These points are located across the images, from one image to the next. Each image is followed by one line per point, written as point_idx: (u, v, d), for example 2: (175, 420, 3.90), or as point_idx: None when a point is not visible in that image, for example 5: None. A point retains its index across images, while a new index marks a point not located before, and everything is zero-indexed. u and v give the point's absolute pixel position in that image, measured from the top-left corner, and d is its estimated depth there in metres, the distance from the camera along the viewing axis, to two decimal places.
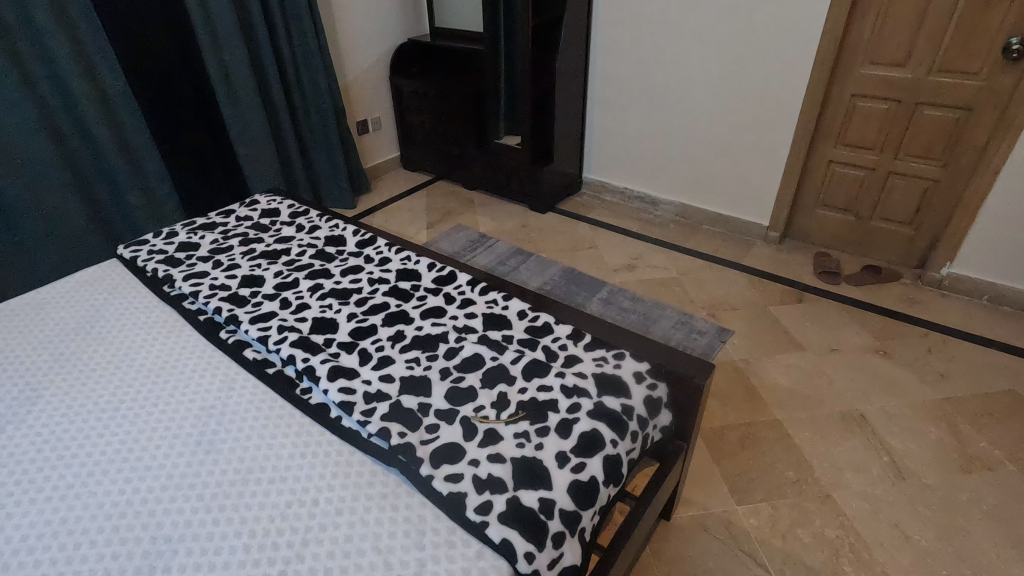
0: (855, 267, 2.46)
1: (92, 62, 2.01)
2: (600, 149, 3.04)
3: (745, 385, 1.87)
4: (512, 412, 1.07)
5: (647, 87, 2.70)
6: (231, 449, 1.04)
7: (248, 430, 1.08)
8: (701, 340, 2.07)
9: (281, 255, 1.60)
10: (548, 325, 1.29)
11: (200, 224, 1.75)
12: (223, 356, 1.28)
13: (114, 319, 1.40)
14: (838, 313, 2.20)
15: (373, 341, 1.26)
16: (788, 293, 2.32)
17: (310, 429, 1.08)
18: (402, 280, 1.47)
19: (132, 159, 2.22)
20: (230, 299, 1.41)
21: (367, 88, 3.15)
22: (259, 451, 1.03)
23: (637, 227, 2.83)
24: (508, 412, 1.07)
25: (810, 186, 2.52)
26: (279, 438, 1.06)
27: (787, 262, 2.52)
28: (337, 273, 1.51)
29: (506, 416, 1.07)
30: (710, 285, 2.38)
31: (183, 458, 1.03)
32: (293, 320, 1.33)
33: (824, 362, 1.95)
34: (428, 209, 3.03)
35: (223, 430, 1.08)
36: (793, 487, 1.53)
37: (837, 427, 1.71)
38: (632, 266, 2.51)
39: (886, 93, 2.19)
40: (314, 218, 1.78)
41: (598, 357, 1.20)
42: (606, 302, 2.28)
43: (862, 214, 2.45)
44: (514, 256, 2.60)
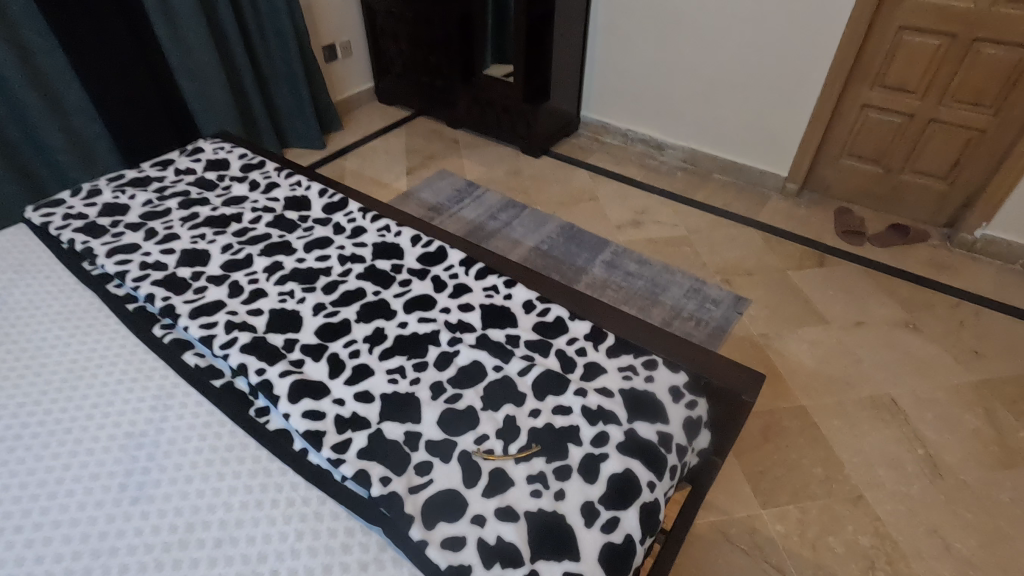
0: (879, 226, 2.24)
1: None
2: (602, 84, 2.69)
3: (765, 365, 1.69)
4: (524, 446, 0.86)
5: (661, 12, 2.34)
6: (166, 499, 0.81)
7: (189, 468, 0.85)
8: (716, 310, 1.87)
9: (231, 222, 1.31)
10: (561, 321, 1.07)
11: (130, 179, 1.44)
12: (157, 359, 1.02)
13: (19, 307, 1.11)
14: (862, 279, 2.01)
15: (346, 343, 1.02)
16: (808, 256, 2.11)
17: (268, 467, 0.85)
18: (381, 258, 1.21)
19: (47, 91, 1.84)
20: (167, 283, 1.13)
21: (333, 6, 2.70)
22: (201, 502, 0.80)
23: (641, 175, 2.56)
24: (519, 447, 0.86)
25: (837, 133, 2.25)
26: (228, 480, 0.83)
27: (805, 218, 2.30)
28: (300, 248, 1.24)
29: (517, 450, 0.86)
30: (722, 245, 2.16)
31: (103, 509, 0.80)
32: (245, 313, 1.07)
33: (849, 338, 1.78)
34: (408, 151, 2.70)
35: (156, 470, 0.84)
36: (821, 486, 1.39)
37: (867, 414, 1.56)
38: (637, 222, 2.26)
39: (939, 27, 1.89)
40: (270, 172, 1.47)
41: (625, 366, 0.98)
42: (609, 264, 2.05)
43: (892, 166, 2.21)
44: (506, 209, 2.33)
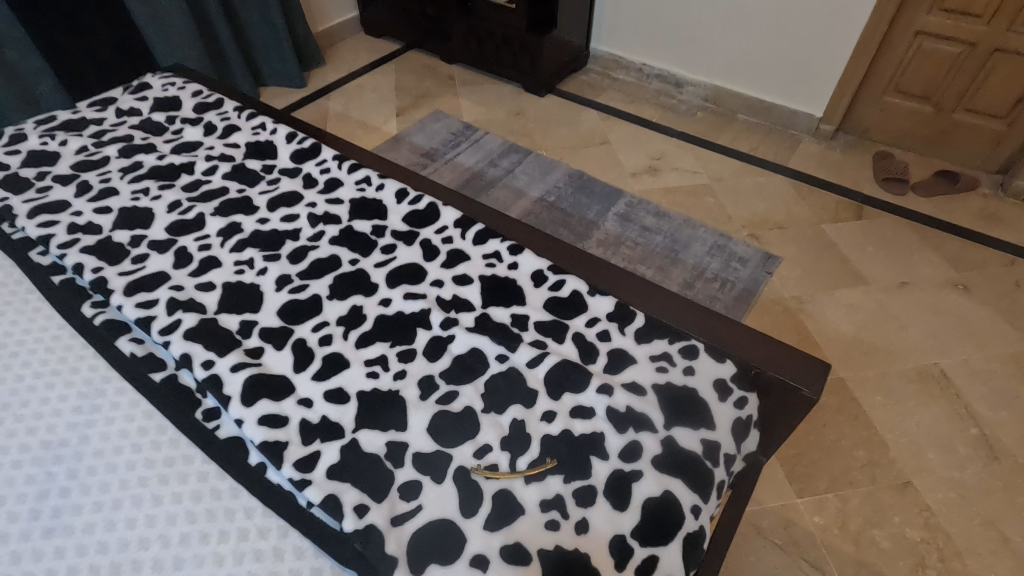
0: (924, 172, 2.01)
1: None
2: (614, 11, 2.39)
3: (799, 332, 1.51)
4: (535, 461, 0.69)
5: None
6: (87, 531, 0.64)
7: (118, 489, 0.68)
8: (743, 270, 1.67)
9: (181, 174, 1.09)
10: (579, 296, 0.88)
11: (62, 121, 1.21)
12: (84, 346, 0.83)
13: None
14: (905, 234, 1.80)
15: (316, 326, 0.83)
16: (845, 207, 1.89)
17: (216, 488, 0.68)
18: (360, 218, 1.00)
19: None
20: (100, 250, 0.93)
21: None
22: (131, 535, 0.64)
23: (658, 116, 2.30)
24: (530, 463, 0.69)
25: (883, 67, 1.98)
26: (167, 505, 0.66)
27: (841, 164, 2.06)
28: (264, 206, 1.03)
29: (528, 466, 0.69)
30: (749, 195, 1.94)
31: (8, 545, 0.63)
32: (193, 288, 0.88)
33: (892, 301, 1.59)
34: (398, 90, 2.42)
35: (76, 492, 0.68)
36: (863, 472, 1.24)
37: (913, 388, 1.39)
38: (654, 170, 2.03)
39: None
40: (229, 113, 1.24)
41: (659, 355, 0.80)
42: (623, 218, 1.83)
43: (944, 104, 1.96)
44: (507, 154, 2.09)
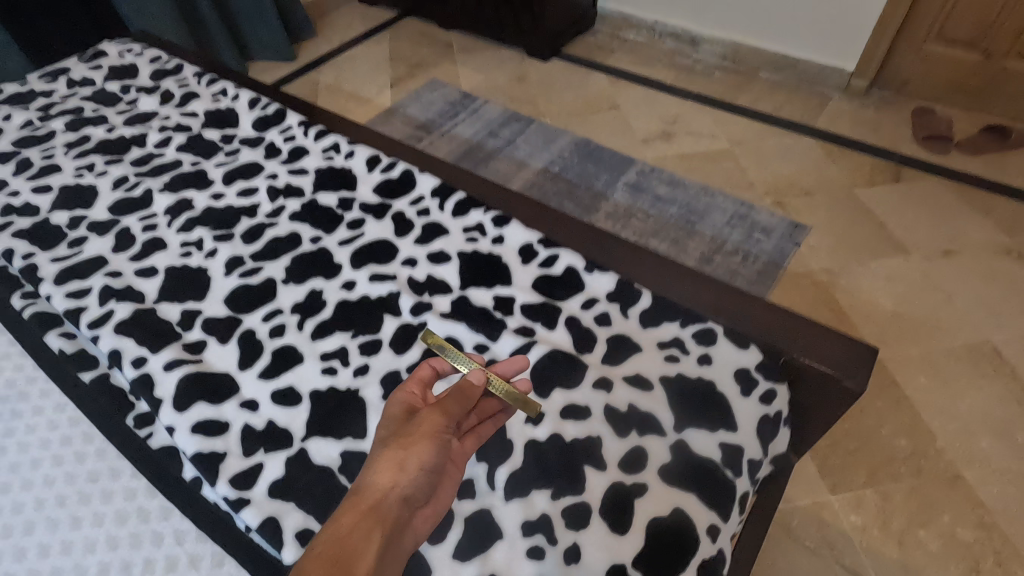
0: (969, 128, 1.81)
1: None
2: None
3: (830, 308, 1.36)
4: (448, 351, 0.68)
5: None
6: (64, 552, 0.58)
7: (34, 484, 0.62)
8: (766, 242, 1.52)
9: (131, 148, 0.98)
10: (574, 274, 0.77)
11: (9, 94, 1.10)
12: (11, 343, 0.74)
13: None
14: (949, 196, 1.62)
15: (268, 315, 0.75)
16: (880, 169, 1.71)
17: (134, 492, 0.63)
18: (326, 192, 0.89)
19: None
20: (33, 233, 0.83)
21: None
22: (89, 560, 0.57)
23: (672, 76, 2.12)
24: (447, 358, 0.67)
25: (924, 12, 1.77)
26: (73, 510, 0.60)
27: (875, 122, 1.87)
28: (218, 179, 0.92)
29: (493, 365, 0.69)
30: (773, 159, 1.77)
31: None
32: (131, 275, 0.79)
33: (935, 271, 1.43)
34: (392, 59, 2.30)
35: (8, 510, 0.61)
36: (907, 464, 1.10)
37: (963, 369, 1.24)
38: (667, 135, 1.87)
39: None
40: (189, 79, 1.12)
41: (668, 343, 0.70)
42: (633, 187, 1.69)
43: (994, 51, 1.75)
44: (508, 123, 1.95)
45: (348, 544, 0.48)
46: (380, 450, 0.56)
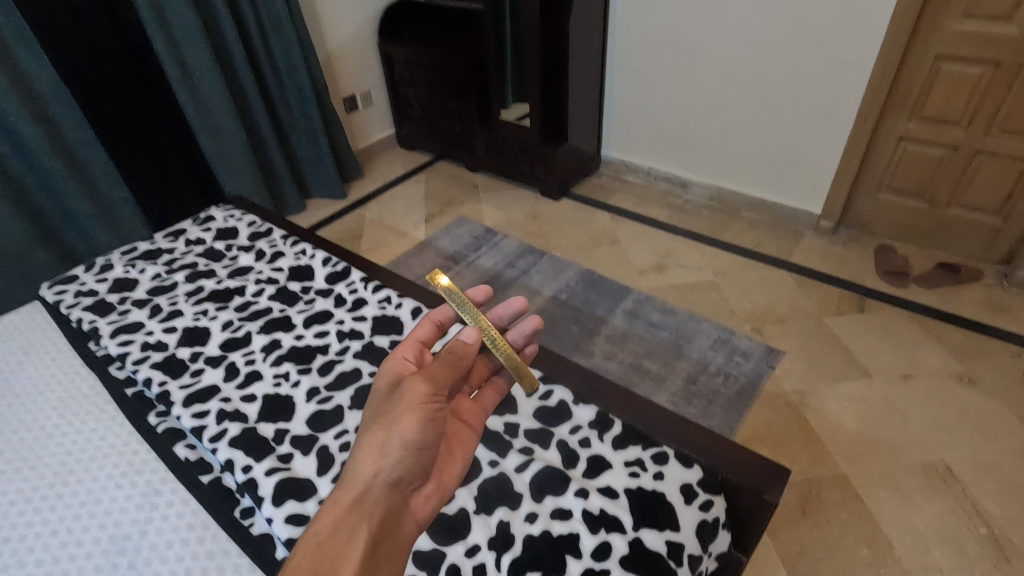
0: (925, 264, 2.08)
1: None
2: (622, 123, 2.65)
3: (802, 426, 1.56)
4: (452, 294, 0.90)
5: (681, 51, 2.28)
6: None
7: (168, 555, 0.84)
8: (746, 365, 1.75)
9: (234, 297, 1.30)
10: (565, 405, 0.99)
11: (143, 251, 1.46)
12: (148, 451, 1.00)
13: (24, 394, 1.12)
14: (908, 326, 1.85)
15: (338, 433, 0.98)
16: (846, 300, 1.97)
17: (238, 565, 0.83)
18: (380, 334, 1.18)
19: (71, 157, 1.85)
20: (165, 365, 1.12)
21: (351, 58, 2.76)
22: None
23: (665, 215, 2.47)
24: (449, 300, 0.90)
25: (874, 167, 2.11)
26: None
27: (843, 257, 2.15)
28: (299, 323, 1.21)
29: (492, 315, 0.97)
30: (753, 289, 2.04)
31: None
32: (238, 400, 1.05)
33: (895, 393, 1.63)
34: (427, 198, 2.71)
35: None
36: (869, 571, 1.25)
37: (919, 484, 1.41)
38: (660, 267, 2.17)
39: (982, 55, 1.75)
40: (277, 241, 1.47)
41: (633, 460, 0.90)
42: (631, 314, 1.96)
43: (938, 200, 2.05)
44: (524, 256, 2.28)
45: (343, 524, 0.65)
46: (370, 433, 0.73)
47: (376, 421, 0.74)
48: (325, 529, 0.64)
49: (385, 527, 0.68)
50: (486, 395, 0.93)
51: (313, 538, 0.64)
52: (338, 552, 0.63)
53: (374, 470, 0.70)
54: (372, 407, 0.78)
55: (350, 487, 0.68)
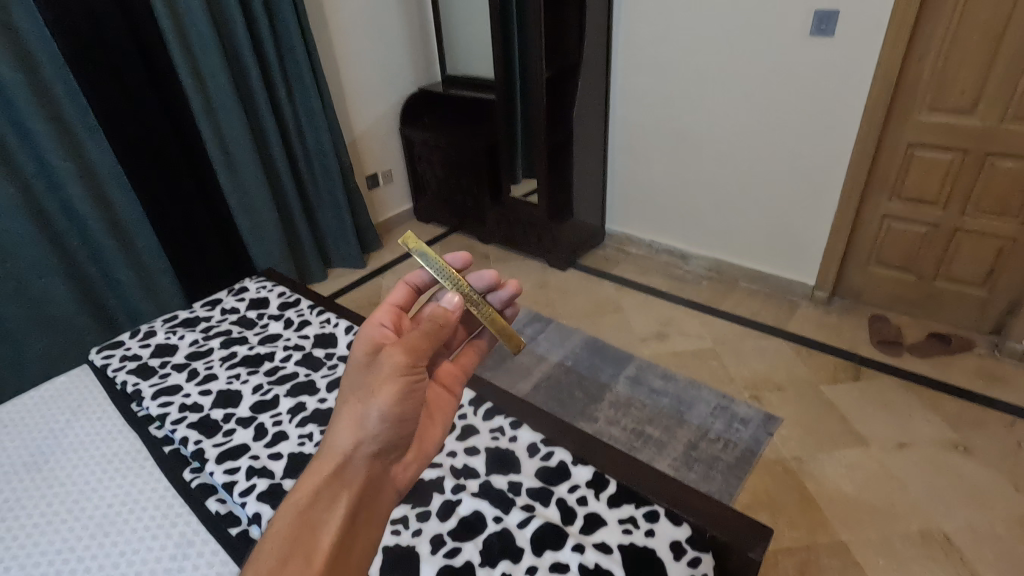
0: (917, 334, 2.16)
1: (69, 125, 1.85)
2: (624, 199, 2.84)
3: (800, 492, 1.60)
4: (427, 257, 0.84)
5: (676, 136, 2.48)
6: None
7: None
8: (745, 431, 1.81)
9: (264, 362, 1.42)
10: (564, 466, 1.08)
11: (182, 319, 1.61)
12: (182, 505, 1.09)
13: (71, 451, 1.23)
14: (903, 394, 1.91)
15: None
16: (842, 368, 2.04)
17: None
18: None
19: (121, 232, 2.04)
20: (200, 425, 1.23)
21: (375, 141, 3.02)
22: None
23: (667, 285, 2.60)
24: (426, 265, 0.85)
25: (862, 241, 2.24)
26: None
27: (838, 326, 2.24)
28: (323, 387, 1.33)
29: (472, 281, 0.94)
30: (751, 357, 2.13)
31: None
32: (266, 457, 1.15)
33: (892, 460, 1.68)
34: None
35: None
36: None
37: (917, 552, 1.43)
38: (662, 335, 2.28)
39: (950, 143, 1.91)
40: (304, 310, 1.61)
41: (626, 518, 0.97)
42: (633, 381, 2.04)
43: (924, 273, 2.16)
44: (532, 323, 2.40)
45: (322, 495, 0.68)
46: (349, 405, 0.74)
47: (355, 392, 0.75)
48: (304, 499, 0.67)
49: (365, 496, 0.70)
50: (465, 357, 0.96)
51: (291, 507, 0.66)
52: (317, 520, 0.66)
53: (352, 442, 0.72)
54: (351, 378, 0.78)
55: (327, 459, 0.70)
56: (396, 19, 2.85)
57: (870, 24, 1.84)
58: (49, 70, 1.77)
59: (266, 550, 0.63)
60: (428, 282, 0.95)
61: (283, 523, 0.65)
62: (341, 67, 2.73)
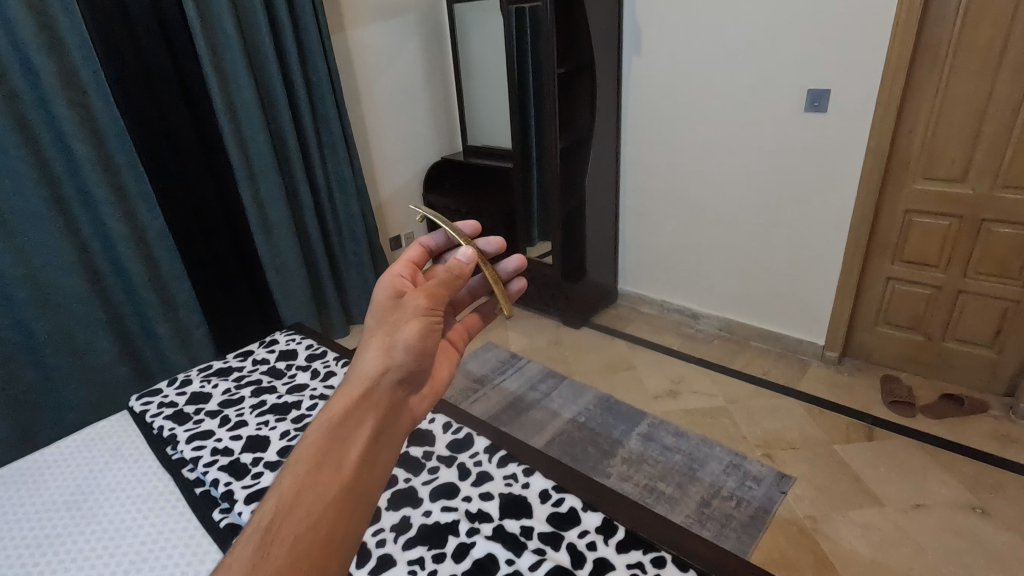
0: (930, 395, 2.17)
1: (126, 190, 2.04)
2: (636, 261, 2.95)
3: (815, 553, 1.59)
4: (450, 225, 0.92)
5: (684, 202, 2.62)
6: None
7: None
8: (758, 489, 1.81)
9: (291, 409, 1.50)
10: (574, 512, 1.12)
11: (216, 369, 1.71)
12: (210, 544, 1.15)
13: (109, 491, 1.30)
14: (917, 455, 1.91)
15: (374, 531, 1.11)
16: (855, 428, 2.05)
17: None
18: (414, 445, 1.34)
19: (163, 288, 2.19)
20: (230, 468, 1.31)
21: (400, 205, 3.21)
22: None
23: (678, 344, 2.66)
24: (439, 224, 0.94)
25: (868, 302, 2.30)
26: None
27: (849, 386, 2.26)
28: None
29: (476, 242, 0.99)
30: (762, 416, 2.15)
31: None
32: None
33: (908, 522, 1.67)
34: None
35: None
36: None
37: None
38: (674, 392, 2.32)
39: (945, 210, 2.00)
40: (330, 362, 1.71)
41: (634, 563, 1.00)
42: (646, 437, 2.07)
43: (932, 334, 2.20)
44: (546, 379, 2.46)
45: (353, 412, 0.68)
46: (375, 338, 0.77)
47: (379, 330, 0.79)
48: (334, 414, 0.67)
49: (392, 417, 0.71)
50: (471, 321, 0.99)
51: (322, 422, 0.67)
52: (348, 433, 0.66)
53: (381, 368, 0.74)
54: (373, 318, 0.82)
55: (357, 381, 0.72)
56: (422, 97, 3.11)
57: (860, 102, 1.99)
58: (114, 143, 1.98)
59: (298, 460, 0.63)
60: (440, 244, 0.98)
61: (315, 435, 0.65)
62: (371, 138, 2.96)
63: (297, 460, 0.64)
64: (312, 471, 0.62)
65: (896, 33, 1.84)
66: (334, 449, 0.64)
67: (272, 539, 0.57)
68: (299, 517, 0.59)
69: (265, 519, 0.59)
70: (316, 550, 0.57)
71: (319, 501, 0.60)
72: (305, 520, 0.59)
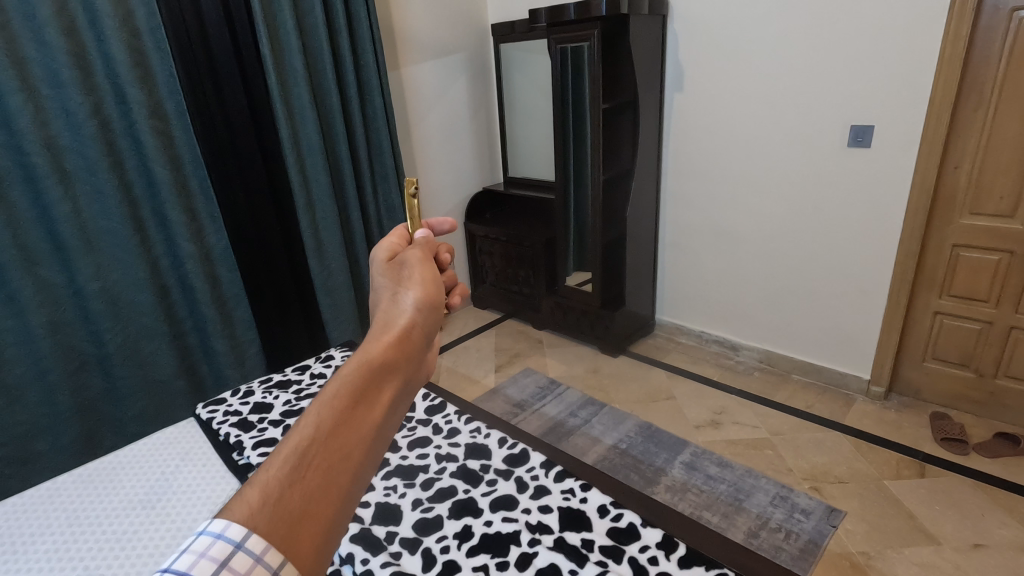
0: (983, 433, 2.12)
1: (196, 213, 2.17)
2: (674, 292, 2.98)
3: None
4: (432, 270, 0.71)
5: (724, 233, 2.66)
6: None
7: None
8: (807, 523, 1.78)
9: None
10: (633, 527, 1.13)
11: (276, 381, 1.79)
12: None
13: (180, 492, 1.36)
14: (974, 494, 1.85)
15: (438, 538, 1.14)
16: (906, 464, 2.00)
17: None
18: (471, 458, 1.38)
19: (222, 304, 2.30)
20: None
21: None
22: None
23: (718, 375, 2.65)
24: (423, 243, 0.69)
25: (915, 337, 2.28)
26: None
27: (897, 422, 2.22)
28: (404, 445, 1.45)
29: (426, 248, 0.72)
30: (808, 449, 2.12)
31: None
32: None
33: (968, 563, 1.61)
34: (497, 350, 3.02)
35: None
36: None
37: None
38: (716, 423, 2.30)
39: (995, 245, 2.00)
40: None
41: None
42: (689, 466, 2.06)
43: (984, 370, 2.16)
44: (586, 406, 2.47)
45: (387, 362, 0.55)
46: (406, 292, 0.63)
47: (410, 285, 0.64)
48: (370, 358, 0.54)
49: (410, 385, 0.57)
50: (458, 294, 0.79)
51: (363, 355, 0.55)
52: (390, 378, 0.55)
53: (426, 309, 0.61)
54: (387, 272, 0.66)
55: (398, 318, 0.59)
56: (467, 131, 3.25)
57: (905, 138, 2.03)
58: (191, 168, 2.12)
59: (331, 393, 0.51)
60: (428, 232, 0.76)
61: (348, 374, 0.52)
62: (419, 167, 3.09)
63: (332, 393, 0.51)
64: (338, 418, 0.50)
65: (941, 75, 1.89)
66: (375, 396, 0.53)
67: (298, 490, 0.47)
68: (330, 471, 0.48)
69: (290, 457, 0.48)
70: (312, 511, 0.47)
71: (353, 455, 0.50)
72: (335, 479, 0.48)
